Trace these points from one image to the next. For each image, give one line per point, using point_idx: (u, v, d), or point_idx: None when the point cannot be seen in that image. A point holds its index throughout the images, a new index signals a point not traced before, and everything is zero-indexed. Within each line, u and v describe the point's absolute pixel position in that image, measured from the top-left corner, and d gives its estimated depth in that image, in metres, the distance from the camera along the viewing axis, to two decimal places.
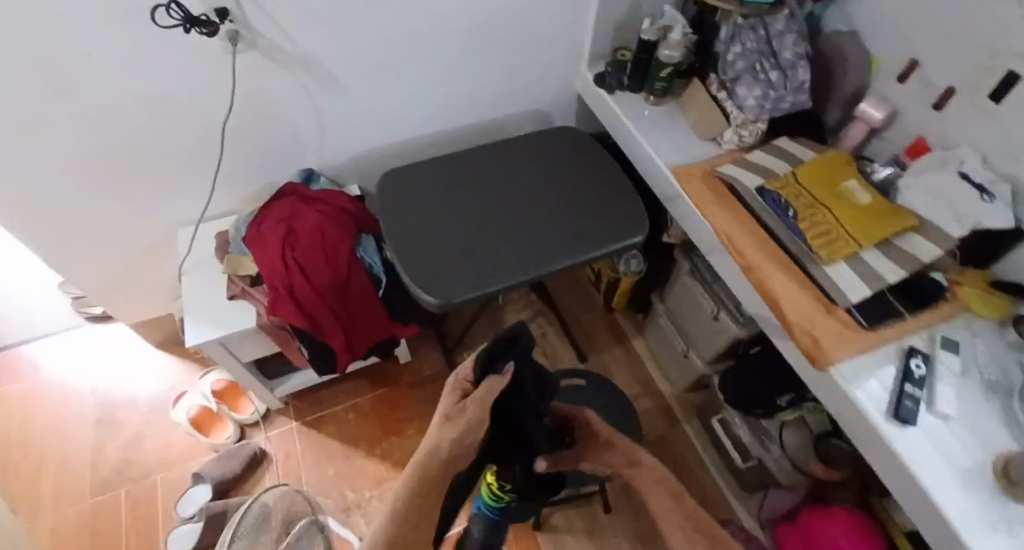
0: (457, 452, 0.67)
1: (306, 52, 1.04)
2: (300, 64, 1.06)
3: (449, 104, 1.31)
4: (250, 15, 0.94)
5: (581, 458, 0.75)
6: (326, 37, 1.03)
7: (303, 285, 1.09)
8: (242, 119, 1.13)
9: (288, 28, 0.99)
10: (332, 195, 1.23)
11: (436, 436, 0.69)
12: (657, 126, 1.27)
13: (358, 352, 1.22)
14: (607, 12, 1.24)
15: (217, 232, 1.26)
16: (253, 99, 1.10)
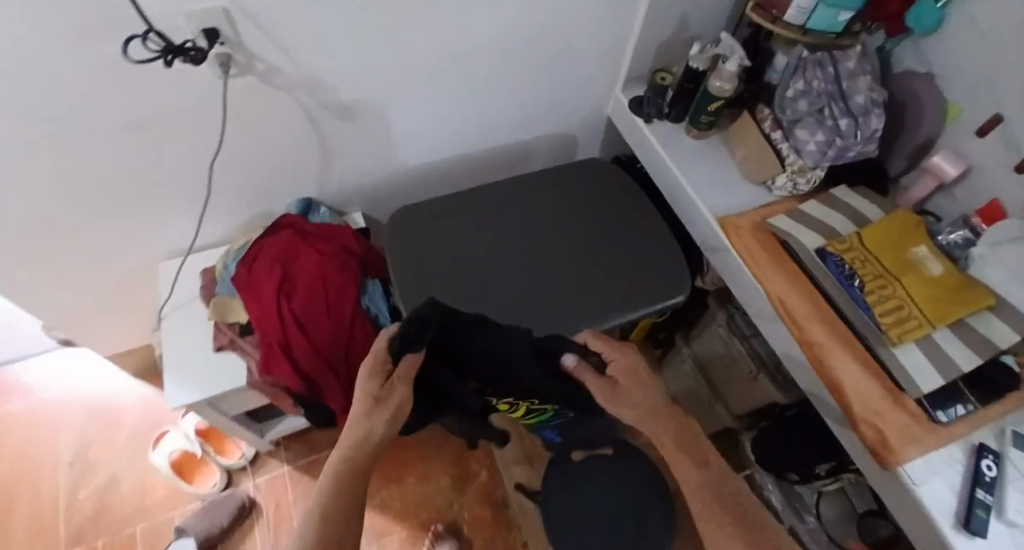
0: (390, 426, 0.73)
1: (307, 74, 0.89)
2: (301, 88, 0.92)
3: (468, 128, 1.17)
4: (244, 36, 0.79)
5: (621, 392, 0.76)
6: (332, 58, 0.88)
7: (301, 341, 0.97)
8: (234, 148, 0.98)
9: (288, 49, 0.84)
10: (333, 231, 1.09)
11: (364, 424, 0.72)
12: (701, 165, 1.14)
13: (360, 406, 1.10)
14: (650, 32, 1.11)
15: (204, 269, 1.12)
16: (247, 127, 0.95)
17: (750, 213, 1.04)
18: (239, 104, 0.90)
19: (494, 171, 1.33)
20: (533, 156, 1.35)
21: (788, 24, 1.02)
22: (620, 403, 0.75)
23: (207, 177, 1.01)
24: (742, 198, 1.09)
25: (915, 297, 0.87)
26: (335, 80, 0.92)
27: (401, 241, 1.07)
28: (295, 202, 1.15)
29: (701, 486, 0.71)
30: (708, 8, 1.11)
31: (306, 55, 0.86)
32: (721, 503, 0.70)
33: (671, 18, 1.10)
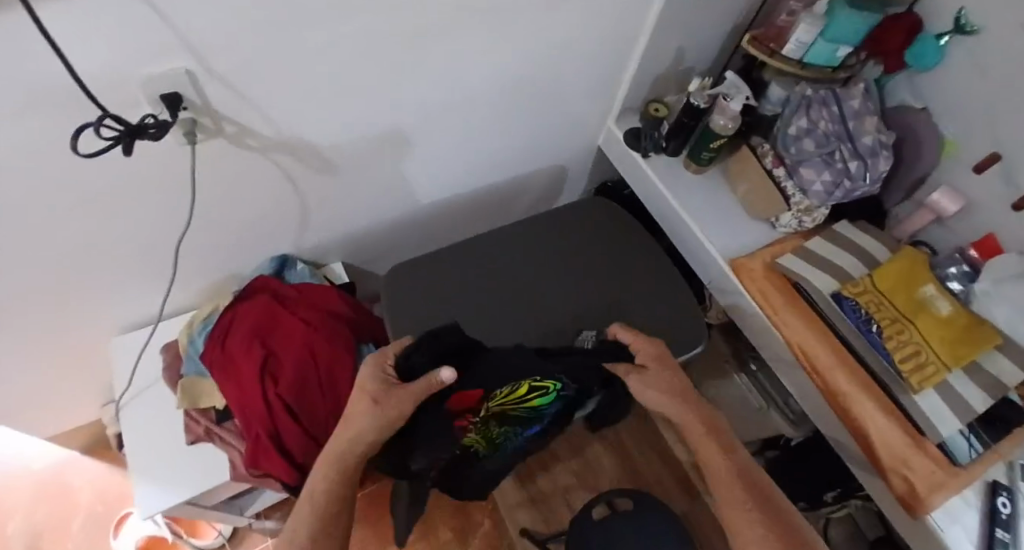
0: (384, 433, 0.67)
1: (283, 130, 0.78)
2: (277, 148, 0.80)
3: (457, 169, 1.08)
4: (214, 98, 0.68)
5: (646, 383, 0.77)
6: (311, 112, 0.77)
7: (293, 429, 0.85)
8: (201, 214, 0.85)
9: (262, 107, 0.72)
10: (319, 293, 0.97)
11: (359, 421, 0.67)
12: (704, 201, 1.10)
13: None
14: (648, 65, 1.05)
15: (167, 345, 0.98)
16: (215, 192, 0.82)
17: (766, 248, 1.03)
18: (205, 170, 0.77)
19: (481, 207, 1.24)
20: (523, 190, 1.27)
21: (787, 58, 1.00)
22: (649, 384, 0.77)
23: (168, 248, 0.87)
24: (747, 235, 1.07)
25: (930, 341, 0.87)
26: (313, 134, 0.81)
27: (407, 295, 1.00)
28: (268, 261, 1.02)
29: (728, 472, 0.73)
30: (704, 39, 1.07)
31: (281, 112, 0.75)
32: (744, 486, 0.73)
33: (668, 50, 1.05)
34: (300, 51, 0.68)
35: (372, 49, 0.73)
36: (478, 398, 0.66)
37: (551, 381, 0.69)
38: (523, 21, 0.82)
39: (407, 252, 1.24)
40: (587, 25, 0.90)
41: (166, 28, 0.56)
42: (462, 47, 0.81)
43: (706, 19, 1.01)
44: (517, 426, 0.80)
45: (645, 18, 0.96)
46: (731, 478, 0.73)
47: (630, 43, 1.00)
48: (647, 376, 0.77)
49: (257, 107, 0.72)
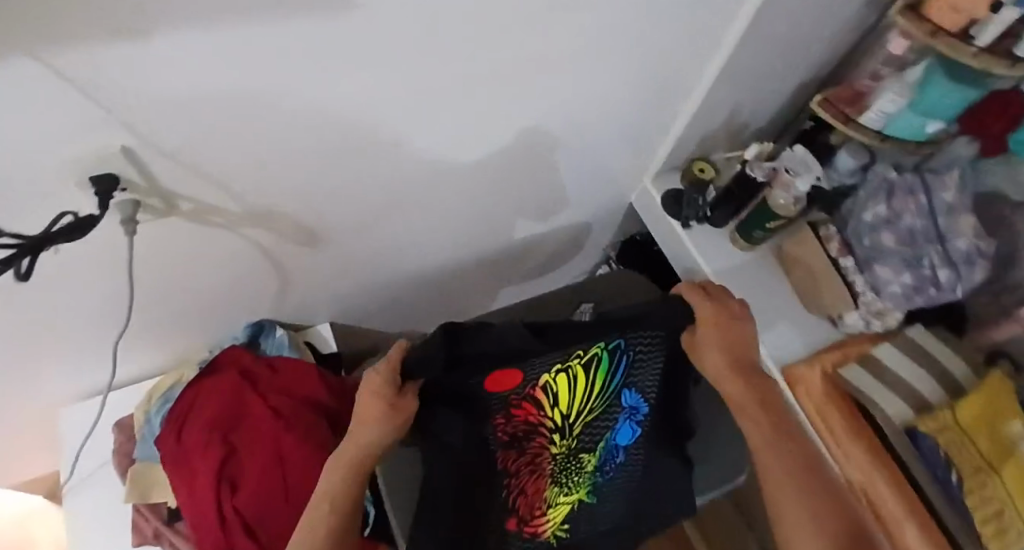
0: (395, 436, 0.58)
1: (254, 203, 0.64)
2: (247, 221, 0.66)
3: (464, 228, 0.93)
4: (162, 175, 0.54)
5: (713, 355, 0.66)
6: (289, 181, 0.64)
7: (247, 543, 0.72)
8: (155, 287, 0.72)
9: (225, 181, 0.59)
10: (297, 373, 0.83)
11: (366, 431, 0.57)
12: (752, 285, 0.94)
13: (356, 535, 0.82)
14: (697, 124, 0.90)
15: (118, 421, 0.85)
16: (172, 264, 0.69)
17: (830, 351, 0.87)
18: (157, 246, 0.64)
19: (491, 264, 1.09)
20: (539, 247, 1.11)
21: (866, 126, 0.82)
22: (722, 352, 0.65)
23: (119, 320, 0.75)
24: (804, 332, 0.90)
25: (1015, 496, 0.70)
26: (290, 204, 0.67)
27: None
28: (242, 329, 0.89)
29: (780, 450, 0.65)
30: (766, 95, 0.90)
31: (247, 186, 0.61)
32: (807, 469, 0.65)
33: (720, 108, 0.89)
34: (268, 122, 0.54)
35: (363, 115, 0.59)
36: (518, 381, 0.57)
37: (597, 347, 0.59)
38: (551, 80, 0.67)
39: (405, 310, 1.09)
40: (625, 84, 0.76)
41: (89, 110, 0.43)
42: (476, 109, 0.66)
43: (768, 76, 0.85)
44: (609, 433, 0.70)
45: (694, 73, 0.81)
46: (768, 448, 0.65)
47: (674, 98, 0.85)
48: (702, 336, 0.64)
49: (217, 181, 0.58)
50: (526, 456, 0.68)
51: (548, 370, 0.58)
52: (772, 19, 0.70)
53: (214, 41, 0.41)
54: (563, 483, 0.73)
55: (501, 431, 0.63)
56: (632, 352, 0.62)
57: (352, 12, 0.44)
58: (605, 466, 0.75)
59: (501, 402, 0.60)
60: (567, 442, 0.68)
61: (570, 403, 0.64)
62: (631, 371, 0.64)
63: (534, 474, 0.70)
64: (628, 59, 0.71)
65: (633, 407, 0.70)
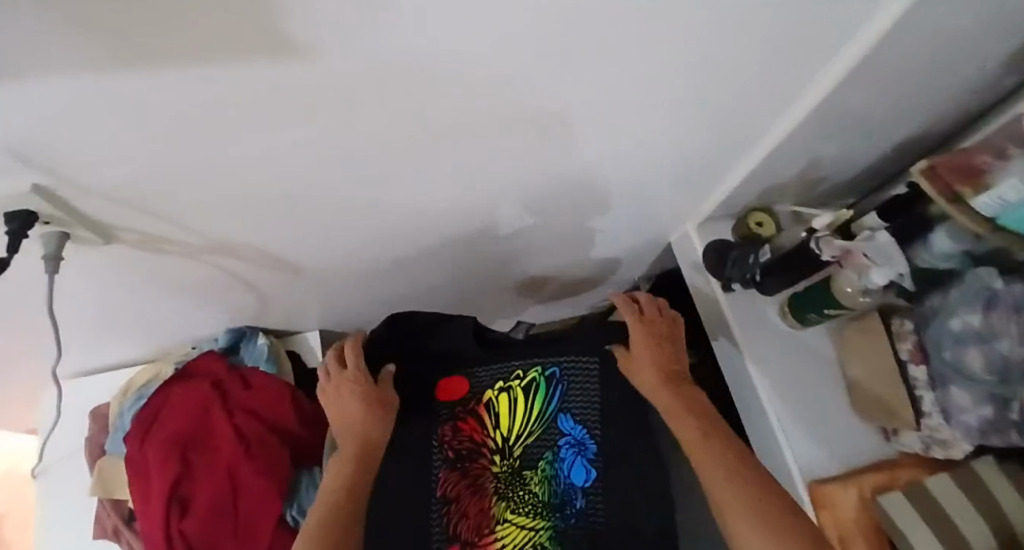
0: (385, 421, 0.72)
1: (211, 228, 0.57)
2: (208, 243, 0.60)
3: (469, 258, 0.84)
4: (93, 197, 0.47)
5: (642, 360, 0.69)
6: (250, 208, 0.55)
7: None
8: (118, 291, 0.68)
9: (169, 211, 0.52)
10: (267, 396, 0.79)
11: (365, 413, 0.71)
12: (799, 373, 0.78)
13: None
14: (758, 173, 0.74)
15: (98, 405, 0.85)
16: (132, 269, 0.64)
17: (870, 471, 0.72)
18: (112, 258, 0.60)
19: (505, 289, 0.99)
20: (561, 279, 1.01)
21: (975, 209, 0.60)
22: (648, 363, 0.69)
23: (91, 314, 0.73)
24: (846, 442, 0.76)
25: None
26: (253, 228, 0.60)
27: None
28: (223, 334, 0.85)
29: (707, 439, 0.60)
30: (850, 151, 0.73)
31: (197, 213, 0.54)
32: (745, 459, 0.58)
33: (787, 162, 0.73)
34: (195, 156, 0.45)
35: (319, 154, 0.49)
36: (466, 389, 0.78)
37: (534, 372, 0.76)
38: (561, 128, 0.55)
39: None
40: (662, 136, 0.62)
41: None
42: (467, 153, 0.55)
43: (857, 131, 0.68)
44: (549, 460, 0.72)
45: (756, 127, 0.65)
46: (697, 437, 0.61)
47: (729, 150, 0.70)
48: (635, 351, 0.70)
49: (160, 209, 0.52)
50: (467, 482, 0.72)
51: (491, 386, 0.77)
52: (859, 77, 0.54)
53: (76, 77, 0.33)
54: (510, 504, 0.70)
55: (447, 448, 0.75)
56: (566, 382, 0.75)
57: (253, 51, 0.34)
58: (564, 504, 0.69)
59: (449, 415, 0.77)
60: (512, 464, 0.72)
61: (506, 426, 0.74)
62: (564, 400, 0.74)
63: (478, 495, 0.71)
64: (665, 107, 0.57)
65: (579, 441, 0.72)
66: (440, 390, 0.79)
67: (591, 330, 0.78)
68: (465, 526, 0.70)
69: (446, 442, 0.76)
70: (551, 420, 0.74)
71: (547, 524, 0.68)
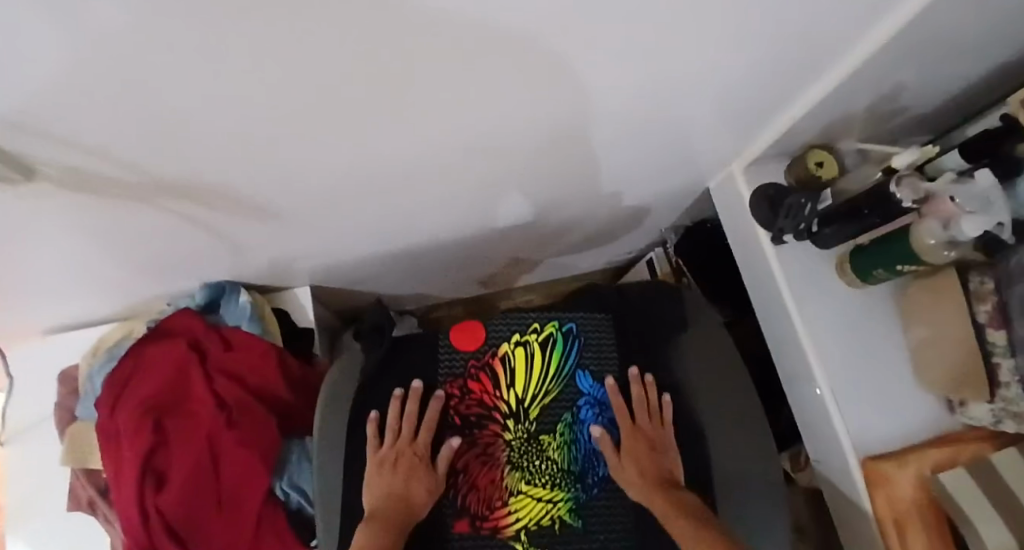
0: (421, 497, 0.59)
1: (160, 172, 0.46)
2: (154, 185, 0.49)
3: (477, 204, 0.73)
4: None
5: (635, 459, 0.59)
6: (204, 148, 0.44)
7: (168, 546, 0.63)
8: (67, 246, 0.58)
9: (100, 150, 0.41)
10: (251, 358, 0.71)
11: (409, 482, 0.59)
12: (856, 337, 0.69)
13: None
14: (829, 104, 0.61)
15: (65, 366, 0.76)
16: (70, 224, 0.52)
17: (929, 446, 0.65)
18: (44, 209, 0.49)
19: (519, 239, 0.89)
20: (580, 229, 0.90)
21: None
22: (641, 464, 0.59)
23: (36, 275, 0.62)
24: (907, 413, 0.67)
25: None
26: (216, 170, 0.48)
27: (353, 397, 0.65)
28: (199, 289, 0.75)
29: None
30: (940, 77, 0.60)
31: (138, 156, 0.43)
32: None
33: (866, 92, 0.60)
34: (134, 99, 0.34)
35: (300, 96, 0.38)
36: (479, 343, 0.66)
37: (551, 326, 0.66)
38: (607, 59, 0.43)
39: (412, 277, 0.93)
40: (723, 64, 0.50)
41: None
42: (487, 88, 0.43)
43: (956, 49, 0.55)
44: (569, 421, 0.63)
45: (836, 49, 0.52)
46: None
47: (797, 77, 0.57)
48: (622, 452, 0.60)
49: (96, 149, 0.40)
50: (477, 450, 0.62)
51: (505, 339, 0.66)
52: None
53: None
54: (524, 472, 0.61)
55: (453, 412, 0.64)
56: (584, 338, 0.66)
57: None
58: (584, 473, 0.61)
59: (458, 370, 0.65)
60: (527, 429, 0.62)
61: (521, 384, 0.63)
62: (582, 356, 0.65)
63: (488, 466, 0.61)
64: (737, 34, 0.44)
65: (601, 401, 0.64)
66: (453, 338, 0.66)
67: (606, 289, 0.69)
68: (475, 499, 0.60)
69: (451, 405, 0.64)
70: (571, 376, 0.64)
71: (566, 495, 0.60)
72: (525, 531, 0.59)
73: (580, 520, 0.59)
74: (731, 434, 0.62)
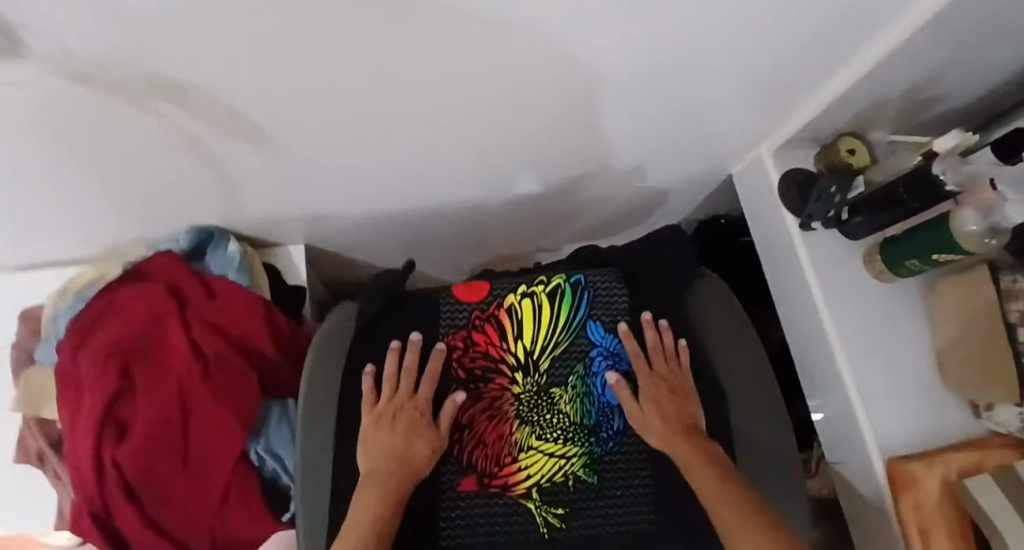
0: (432, 441, 0.58)
1: (156, 95, 0.41)
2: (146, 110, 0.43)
3: (494, 170, 0.68)
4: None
5: (655, 405, 0.59)
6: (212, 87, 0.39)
7: (127, 507, 0.57)
8: (21, 171, 0.51)
9: (94, 71, 0.36)
10: (236, 308, 0.65)
11: (416, 428, 0.58)
12: (881, 334, 0.66)
13: (249, 536, 0.62)
14: (872, 89, 0.59)
15: (26, 308, 0.69)
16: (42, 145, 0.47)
17: (954, 452, 0.61)
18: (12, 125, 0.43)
19: (530, 217, 0.85)
20: (594, 212, 0.86)
21: None
22: (661, 411, 0.59)
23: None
24: (931, 417, 0.64)
25: None
26: (220, 99, 0.43)
27: (350, 347, 0.64)
28: (183, 233, 0.69)
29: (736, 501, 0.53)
30: (987, 63, 0.58)
31: (133, 79, 0.38)
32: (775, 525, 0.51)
33: (911, 77, 0.58)
34: (138, 13, 0.29)
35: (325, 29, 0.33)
36: (484, 295, 0.66)
37: (559, 278, 0.66)
38: (665, 14, 0.39)
39: (413, 245, 0.88)
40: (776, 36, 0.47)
41: None
42: (536, 38, 0.39)
43: (1011, 32, 0.53)
44: (580, 373, 0.62)
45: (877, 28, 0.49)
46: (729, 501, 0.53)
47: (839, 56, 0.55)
48: (643, 397, 0.60)
49: (75, 66, 0.35)
50: (485, 402, 0.62)
51: (512, 291, 0.66)
52: None
53: None
54: (533, 425, 0.61)
55: (456, 365, 0.63)
56: (594, 290, 0.66)
57: None
58: (598, 426, 0.61)
59: (462, 321, 0.65)
60: (537, 382, 0.62)
61: (528, 338, 0.64)
62: (592, 308, 0.65)
63: (496, 420, 0.61)
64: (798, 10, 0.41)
65: (614, 352, 0.64)
66: (457, 294, 0.66)
67: (612, 252, 0.70)
68: (482, 456, 0.60)
69: (455, 358, 0.63)
70: (582, 330, 0.64)
71: (579, 450, 0.59)
72: (536, 483, 0.59)
73: (595, 475, 0.58)
74: (739, 400, 0.62)
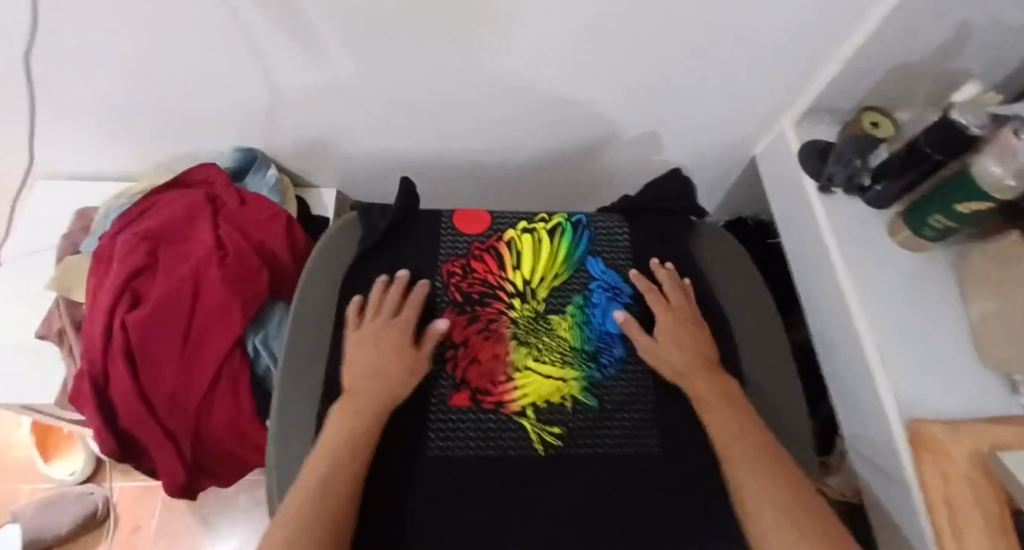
0: (408, 367, 0.53)
1: None
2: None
3: (518, 111, 0.71)
4: None
5: (675, 339, 0.57)
6: None
7: (123, 374, 0.59)
8: (103, 63, 0.59)
9: None
10: (263, 214, 0.69)
11: (393, 351, 0.54)
12: (906, 302, 0.63)
13: (234, 429, 0.62)
14: (890, 51, 0.60)
15: (83, 209, 0.76)
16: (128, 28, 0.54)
17: (992, 426, 0.54)
18: (100, 6, 0.50)
19: (554, 185, 0.88)
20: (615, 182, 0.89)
21: None
22: (681, 345, 0.56)
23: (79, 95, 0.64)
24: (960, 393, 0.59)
25: None
26: None
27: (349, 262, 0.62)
28: (231, 152, 0.75)
29: (750, 439, 0.49)
30: (1011, 37, 0.59)
31: None
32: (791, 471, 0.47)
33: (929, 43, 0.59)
34: None
35: None
36: (485, 227, 0.64)
37: (559, 217, 0.66)
38: None
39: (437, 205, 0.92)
40: None
41: None
42: None
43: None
44: (581, 303, 0.61)
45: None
46: (744, 438, 0.49)
47: (853, 8, 0.57)
48: (663, 330, 0.58)
49: None
50: (482, 327, 0.58)
51: (512, 226, 0.65)
52: None
53: None
54: (529, 348, 0.58)
55: (454, 288, 0.60)
56: (594, 229, 0.65)
57: None
58: (599, 352, 0.58)
59: (461, 250, 0.63)
60: (534, 308, 0.60)
61: (528, 269, 0.62)
62: (592, 245, 0.64)
63: (492, 340, 0.58)
64: None
65: (614, 286, 0.62)
66: (456, 222, 0.64)
67: (619, 203, 0.69)
68: (477, 373, 0.56)
69: (452, 281, 0.61)
70: (586, 263, 0.63)
71: (578, 374, 0.57)
72: (529, 404, 0.55)
73: (594, 398, 0.56)
74: (749, 349, 0.60)
